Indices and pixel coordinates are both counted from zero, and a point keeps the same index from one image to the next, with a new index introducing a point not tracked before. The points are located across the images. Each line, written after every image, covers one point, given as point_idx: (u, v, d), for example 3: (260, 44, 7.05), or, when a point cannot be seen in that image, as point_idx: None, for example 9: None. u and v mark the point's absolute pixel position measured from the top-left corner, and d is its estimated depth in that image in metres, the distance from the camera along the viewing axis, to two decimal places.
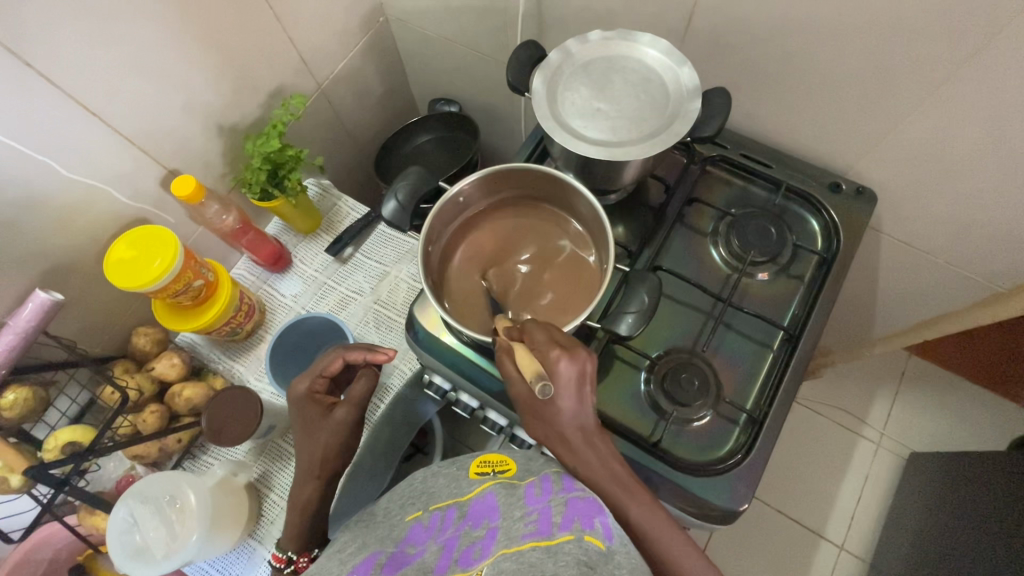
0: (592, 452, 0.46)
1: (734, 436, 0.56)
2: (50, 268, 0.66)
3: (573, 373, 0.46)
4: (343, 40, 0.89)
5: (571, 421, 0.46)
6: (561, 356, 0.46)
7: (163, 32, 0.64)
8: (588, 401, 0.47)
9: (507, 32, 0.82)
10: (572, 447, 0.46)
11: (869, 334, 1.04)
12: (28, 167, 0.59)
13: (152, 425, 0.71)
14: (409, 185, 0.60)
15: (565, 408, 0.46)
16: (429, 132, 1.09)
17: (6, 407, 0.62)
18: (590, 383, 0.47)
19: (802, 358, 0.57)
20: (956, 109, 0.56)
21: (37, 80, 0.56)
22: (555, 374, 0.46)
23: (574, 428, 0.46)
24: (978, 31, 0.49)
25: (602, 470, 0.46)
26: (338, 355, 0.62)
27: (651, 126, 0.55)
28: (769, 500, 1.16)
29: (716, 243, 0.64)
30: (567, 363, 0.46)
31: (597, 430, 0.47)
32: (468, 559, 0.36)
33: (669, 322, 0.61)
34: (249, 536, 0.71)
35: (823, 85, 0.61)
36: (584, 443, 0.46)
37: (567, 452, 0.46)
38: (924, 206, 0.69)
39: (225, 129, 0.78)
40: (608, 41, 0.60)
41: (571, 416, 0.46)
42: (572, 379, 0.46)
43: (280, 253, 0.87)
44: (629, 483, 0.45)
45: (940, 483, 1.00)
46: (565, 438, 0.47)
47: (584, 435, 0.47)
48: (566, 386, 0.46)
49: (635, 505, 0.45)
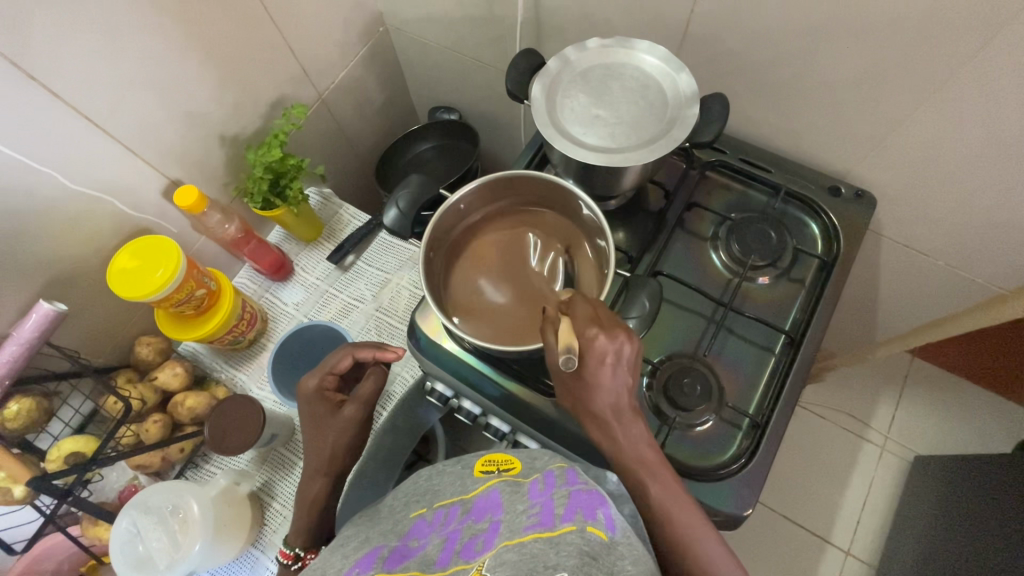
0: (621, 430, 0.47)
1: (737, 441, 0.56)
2: (53, 278, 0.67)
3: (610, 353, 0.46)
4: (343, 49, 0.90)
5: (606, 398, 0.47)
6: (600, 332, 0.46)
7: (164, 44, 0.64)
8: (626, 382, 0.47)
9: (506, 40, 0.83)
10: (602, 424, 0.47)
11: (872, 338, 1.03)
12: (32, 178, 0.59)
13: (156, 434, 0.72)
14: (410, 193, 0.61)
15: (600, 384, 0.47)
16: (430, 140, 1.09)
17: (10, 417, 0.63)
18: (629, 364, 0.47)
19: (804, 362, 0.57)
20: (951, 112, 0.56)
21: (42, 93, 0.56)
22: (592, 350, 0.46)
23: (607, 406, 0.47)
24: (971, 36, 0.49)
25: (629, 451, 0.46)
26: (348, 352, 0.63)
27: (651, 132, 0.56)
28: (775, 506, 1.15)
29: (716, 247, 0.64)
30: (605, 341, 0.46)
31: (630, 410, 0.48)
32: (470, 550, 0.37)
33: (670, 327, 0.61)
34: (252, 546, 0.71)
35: (820, 90, 0.61)
36: (617, 422, 0.47)
37: (599, 428, 0.47)
38: (924, 209, 0.69)
39: (226, 139, 0.78)
40: (606, 49, 0.60)
41: (606, 393, 0.47)
42: (607, 357, 0.46)
43: (282, 262, 0.87)
44: (650, 477, 0.45)
45: (946, 486, 0.99)
46: (597, 413, 0.47)
47: (617, 414, 0.47)
48: (602, 363, 0.46)
49: (655, 485, 0.45)
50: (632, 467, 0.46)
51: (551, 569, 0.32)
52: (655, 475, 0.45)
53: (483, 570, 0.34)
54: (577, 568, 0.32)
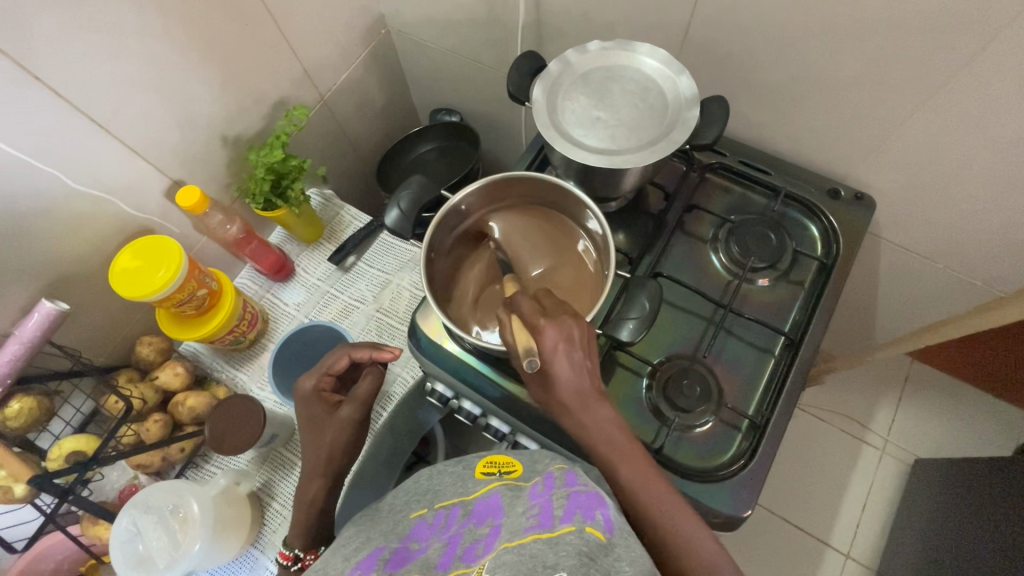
0: (590, 417, 0.47)
1: (736, 442, 0.56)
2: (55, 278, 0.67)
3: (560, 341, 0.47)
4: (345, 51, 0.91)
5: (568, 388, 0.47)
6: (545, 323, 0.47)
7: (168, 45, 0.65)
8: (584, 366, 0.47)
9: (507, 43, 0.84)
10: (573, 415, 0.47)
11: (872, 340, 1.04)
12: (36, 178, 0.60)
13: (156, 433, 0.71)
14: (412, 194, 0.61)
15: (559, 374, 0.47)
16: (431, 142, 1.10)
17: (11, 416, 0.63)
18: (582, 346, 0.47)
19: (803, 363, 0.57)
20: (950, 115, 0.57)
21: (46, 93, 0.57)
22: (543, 343, 0.47)
23: (574, 396, 0.47)
24: (969, 40, 0.50)
25: (600, 435, 0.46)
26: (345, 352, 0.63)
27: (651, 134, 0.56)
28: (775, 508, 1.15)
29: (716, 249, 0.64)
30: (553, 330, 0.47)
31: (596, 394, 0.47)
32: (471, 555, 0.37)
33: (670, 328, 0.61)
34: (251, 546, 0.71)
35: (819, 93, 0.62)
36: (585, 410, 0.47)
37: (570, 419, 0.47)
38: (924, 212, 0.70)
39: (229, 140, 0.79)
40: (606, 51, 0.60)
41: (567, 382, 0.47)
42: (558, 344, 0.46)
43: (283, 262, 0.88)
44: (623, 460, 0.45)
45: (946, 489, 0.99)
46: (565, 404, 0.47)
47: (584, 401, 0.47)
48: (556, 351, 0.46)
49: (626, 467, 0.45)
50: (616, 461, 0.45)
51: (550, 568, 0.32)
52: (628, 459, 0.45)
53: (484, 573, 0.34)
54: (576, 567, 0.32)
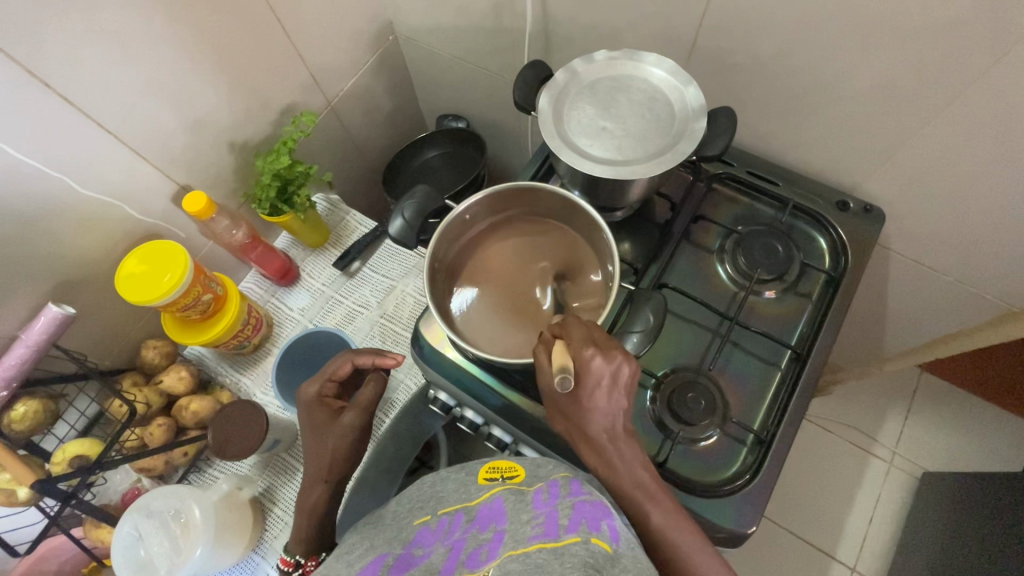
0: (616, 453, 0.46)
1: (742, 456, 0.55)
2: (63, 281, 0.67)
3: (607, 374, 0.46)
4: (353, 57, 0.91)
5: (601, 421, 0.47)
6: (597, 355, 0.46)
7: (177, 52, 0.65)
8: (621, 406, 0.47)
9: (515, 50, 0.83)
10: (598, 450, 0.47)
11: (880, 352, 1.02)
12: (45, 183, 0.60)
13: (160, 438, 0.72)
14: (416, 203, 0.61)
15: (596, 409, 0.46)
16: (436, 148, 1.10)
17: (16, 419, 0.63)
18: (625, 387, 0.47)
19: (811, 377, 0.56)
20: (961, 130, 0.56)
21: (56, 100, 0.57)
22: (587, 373, 0.46)
23: (602, 430, 0.47)
24: (981, 55, 0.49)
25: (629, 477, 0.45)
26: (347, 359, 0.63)
27: (657, 144, 0.55)
28: (779, 519, 1.14)
29: (722, 260, 0.63)
30: (602, 363, 0.46)
31: (625, 433, 0.47)
32: (476, 560, 0.36)
33: (675, 340, 0.60)
34: (253, 550, 0.71)
35: (827, 106, 0.61)
36: (612, 447, 0.46)
37: (591, 451, 0.47)
38: (933, 225, 0.69)
39: (236, 146, 0.79)
40: (614, 61, 0.60)
41: (602, 416, 0.46)
42: (603, 380, 0.46)
43: (289, 267, 0.88)
44: (651, 502, 0.44)
45: (954, 505, 0.98)
46: (592, 437, 0.47)
47: (612, 438, 0.47)
48: (598, 385, 0.46)
49: (656, 511, 0.44)
50: (632, 493, 0.45)
51: None
52: (656, 500, 0.45)
53: None
54: None
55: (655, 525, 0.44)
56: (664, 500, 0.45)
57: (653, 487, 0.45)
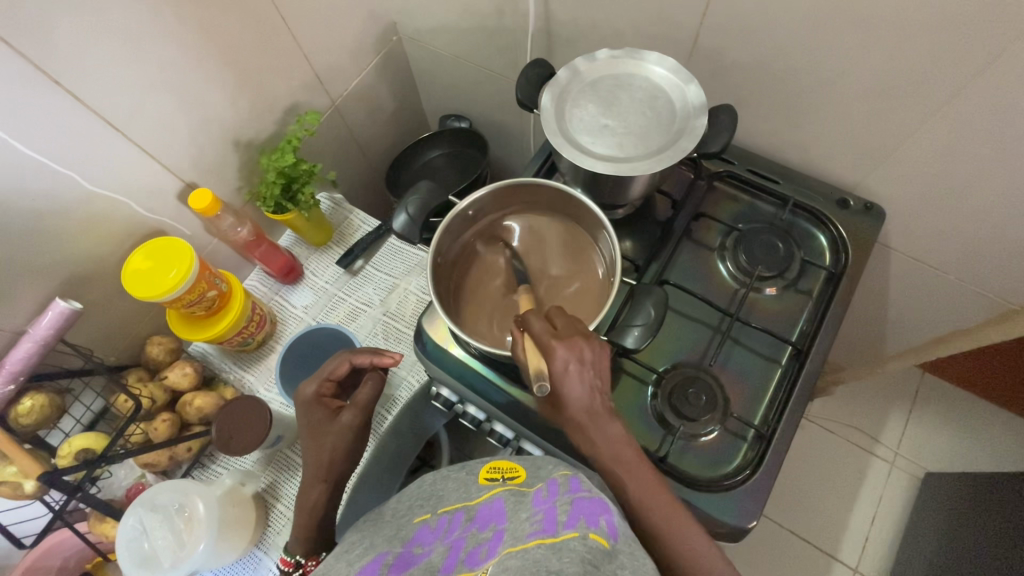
0: (598, 433, 0.47)
1: (743, 452, 0.55)
2: (70, 277, 0.68)
3: (572, 363, 0.46)
4: (357, 58, 0.92)
5: (578, 405, 0.47)
6: (558, 345, 0.46)
7: (185, 51, 0.66)
8: (594, 386, 0.47)
9: (517, 51, 0.84)
10: (580, 429, 0.47)
11: (882, 352, 1.02)
12: (53, 180, 0.61)
13: (164, 433, 0.73)
14: (420, 199, 0.61)
15: (572, 395, 0.46)
16: (439, 148, 1.11)
17: (23, 413, 0.64)
18: (592, 367, 0.47)
19: (811, 373, 0.57)
20: (960, 128, 0.57)
21: (65, 97, 0.58)
22: (554, 364, 0.46)
23: (583, 411, 0.47)
24: (978, 54, 0.50)
25: (608, 450, 0.46)
26: (345, 358, 0.63)
27: (658, 141, 0.56)
28: (781, 520, 1.14)
29: (723, 257, 0.64)
30: (564, 352, 0.46)
31: (606, 411, 0.47)
32: (475, 558, 0.36)
33: (676, 336, 0.61)
34: (255, 546, 0.71)
35: (827, 105, 0.62)
36: (594, 425, 0.47)
37: (578, 431, 0.47)
38: (932, 224, 0.69)
39: (242, 144, 0.80)
40: (615, 59, 0.61)
41: (578, 400, 0.46)
42: (572, 369, 0.46)
43: (292, 265, 0.88)
44: (628, 473, 0.46)
45: (957, 505, 0.98)
46: (576, 420, 0.47)
47: (593, 417, 0.47)
48: (566, 373, 0.46)
49: (631, 481, 0.45)
50: (610, 465, 0.46)
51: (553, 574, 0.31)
52: (634, 472, 0.46)
53: None
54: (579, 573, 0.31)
55: (631, 493, 0.45)
56: (644, 472, 0.46)
57: (632, 459, 0.46)
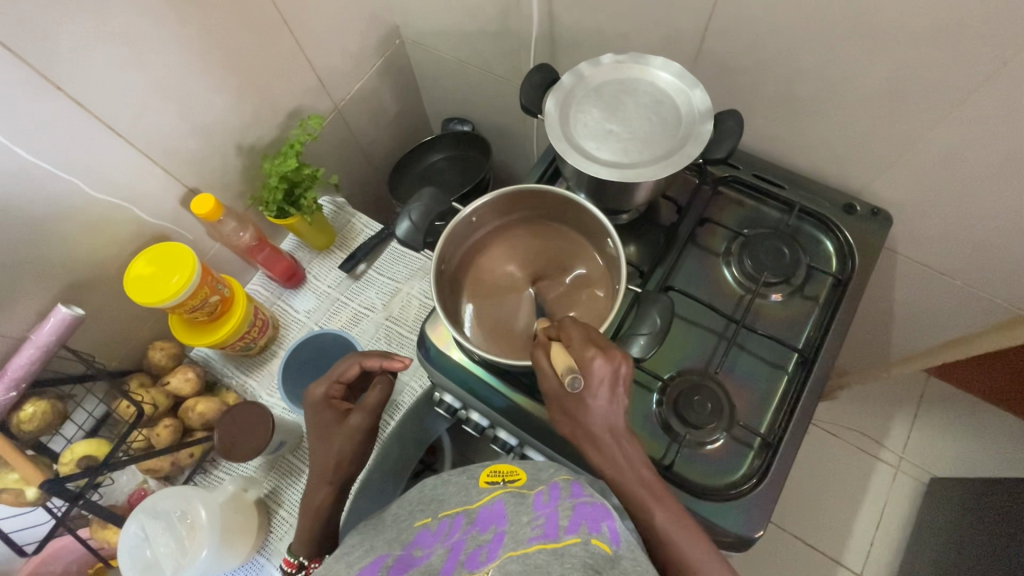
0: (620, 453, 0.46)
1: (749, 461, 0.55)
2: (72, 283, 0.68)
3: (608, 372, 0.46)
4: (359, 61, 0.92)
5: (602, 418, 0.46)
6: (597, 352, 0.46)
7: (187, 56, 0.66)
8: (621, 404, 0.46)
9: (520, 55, 0.84)
10: (600, 446, 0.46)
11: (887, 356, 1.02)
12: (55, 185, 0.61)
13: (166, 439, 0.72)
14: (424, 206, 0.61)
15: (598, 407, 0.46)
16: (441, 151, 1.10)
17: (25, 419, 0.64)
18: (624, 385, 0.47)
19: (818, 380, 0.56)
20: (967, 133, 0.56)
21: (67, 103, 0.58)
22: (589, 370, 0.46)
23: (605, 428, 0.46)
24: (986, 60, 0.49)
25: (632, 474, 0.46)
26: (355, 360, 0.63)
27: (664, 147, 0.56)
28: (786, 525, 1.13)
29: (729, 263, 0.63)
30: (604, 360, 0.46)
31: (627, 433, 0.47)
32: (475, 560, 0.36)
33: (681, 343, 0.60)
34: (258, 552, 0.71)
35: (833, 110, 0.61)
36: (615, 445, 0.46)
37: (596, 450, 0.46)
38: (939, 229, 0.69)
39: (244, 149, 0.80)
40: (620, 64, 0.60)
41: (603, 412, 0.46)
42: (606, 380, 0.46)
43: (295, 269, 0.88)
44: (656, 501, 0.45)
45: (962, 510, 0.97)
46: (595, 436, 0.46)
47: (614, 437, 0.46)
48: (599, 383, 0.46)
49: (660, 509, 0.44)
50: (638, 490, 0.45)
51: None
52: (661, 500, 0.45)
53: None
54: None
55: (659, 524, 0.44)
56: (669, 501, 0.45)
57: (658, 487, 0.46)
